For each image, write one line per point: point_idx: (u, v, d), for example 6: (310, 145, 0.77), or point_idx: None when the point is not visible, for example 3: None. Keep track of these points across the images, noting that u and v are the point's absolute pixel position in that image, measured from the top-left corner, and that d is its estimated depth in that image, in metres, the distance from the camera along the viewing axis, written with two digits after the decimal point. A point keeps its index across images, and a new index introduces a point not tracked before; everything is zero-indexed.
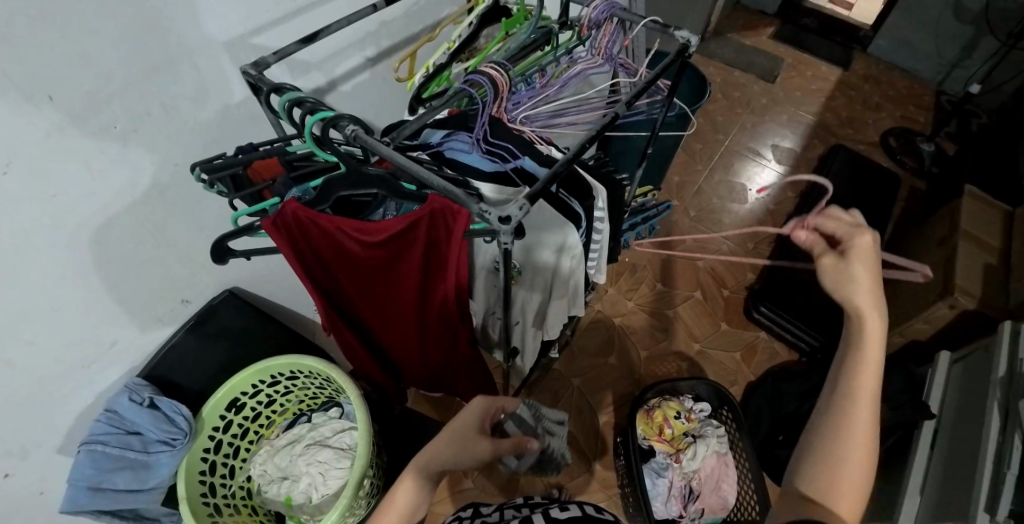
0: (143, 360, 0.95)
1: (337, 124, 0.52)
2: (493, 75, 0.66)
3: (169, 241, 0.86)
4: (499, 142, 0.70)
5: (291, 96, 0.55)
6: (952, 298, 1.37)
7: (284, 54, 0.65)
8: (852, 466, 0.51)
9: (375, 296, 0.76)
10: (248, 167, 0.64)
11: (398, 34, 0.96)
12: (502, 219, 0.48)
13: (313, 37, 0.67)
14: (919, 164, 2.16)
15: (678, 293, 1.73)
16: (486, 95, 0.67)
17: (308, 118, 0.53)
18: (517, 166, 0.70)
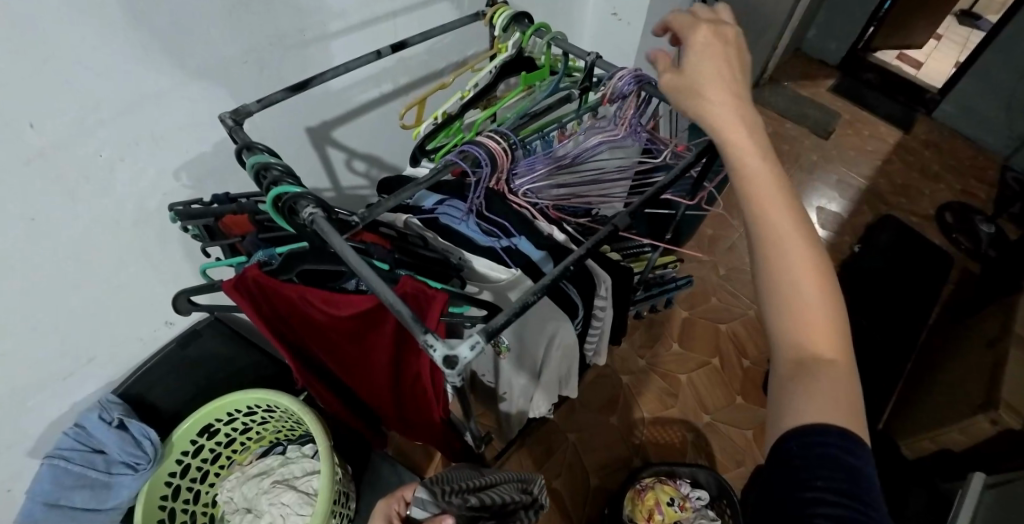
0: (119, 377, 0.93)
1: (297, 204, 0.48)
2: (493, 148, 0.59)
3: (154, 265, 0.84)
4: (494, 217, 0.65)
5: (259, 162, 0.52)
6: (994, 413, 1.23)
7: (269, 102, 0.61)
8: (818, 312, 0.39)
9: (346, 362, 0.72)
10: (220, 220, 0.61)
11: (419, 71, 0.91)
12: (447, 361, 0.39)
13: (304, 85, 0.63)
14: (975, 245, 1.99)
15: (693, 357, 1.64)
16: (483, 168, 0.59)
17: (269, 191, 0.49)
18: (511, 246, 0.65)
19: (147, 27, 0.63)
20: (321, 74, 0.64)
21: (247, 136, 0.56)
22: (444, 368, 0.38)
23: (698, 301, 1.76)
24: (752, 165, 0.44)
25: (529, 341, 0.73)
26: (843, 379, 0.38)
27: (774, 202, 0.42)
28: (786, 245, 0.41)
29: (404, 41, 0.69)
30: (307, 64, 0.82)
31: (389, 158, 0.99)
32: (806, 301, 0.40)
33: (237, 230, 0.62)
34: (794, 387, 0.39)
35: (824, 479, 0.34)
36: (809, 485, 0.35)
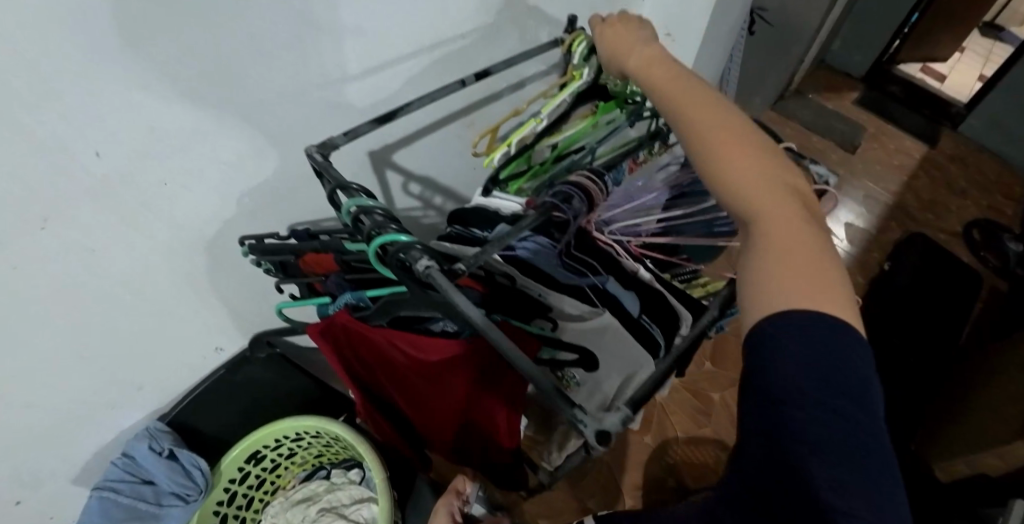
0: (166, 403, 0.90)
1: (410, 253, 0.45)
2: (586, 187, 0.57)
3: (210, 290, 0.82)
4: (583, 256, 0.65)
5: (360, 204, 0.49)
6: None
7: (354, 135, 0.58)
8: (773, 211, 0.42)
9: (416, 407, 0.69)
10: (300, 256, 0.58)
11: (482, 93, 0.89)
12: (599, 436, 0.37)
13: (390, 117, 0.60)
14: (1003, 263, 1.98)
15: (725, 375, 1.62)
16: (578, 207, 0.57)
17: (375, 239, 0.46)
18: (598, 285, 0.64)
19: (226, 59, 0.59)
20: (405, 106, 0.61)
21: (339, 175, 0.53)
22: (598, 445, 0.37)
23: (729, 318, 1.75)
24: (683, 103, 0.50)
25: (602, 384, 0.68)
26: (808, 264, 0.40)
27: (714, 120, 0.47)
28: (725, 157, 0.45)
29: (486, 69, 0.66)
30: (375, 90, 0.78)
31: (443, 180, 0.96)
32: (759, 202, 0.43)
33: (319, 268, 0.58)
34: (760, 282, 0.41)
35: (803, 386, 0.36)
36: (791, 370, 0.36)
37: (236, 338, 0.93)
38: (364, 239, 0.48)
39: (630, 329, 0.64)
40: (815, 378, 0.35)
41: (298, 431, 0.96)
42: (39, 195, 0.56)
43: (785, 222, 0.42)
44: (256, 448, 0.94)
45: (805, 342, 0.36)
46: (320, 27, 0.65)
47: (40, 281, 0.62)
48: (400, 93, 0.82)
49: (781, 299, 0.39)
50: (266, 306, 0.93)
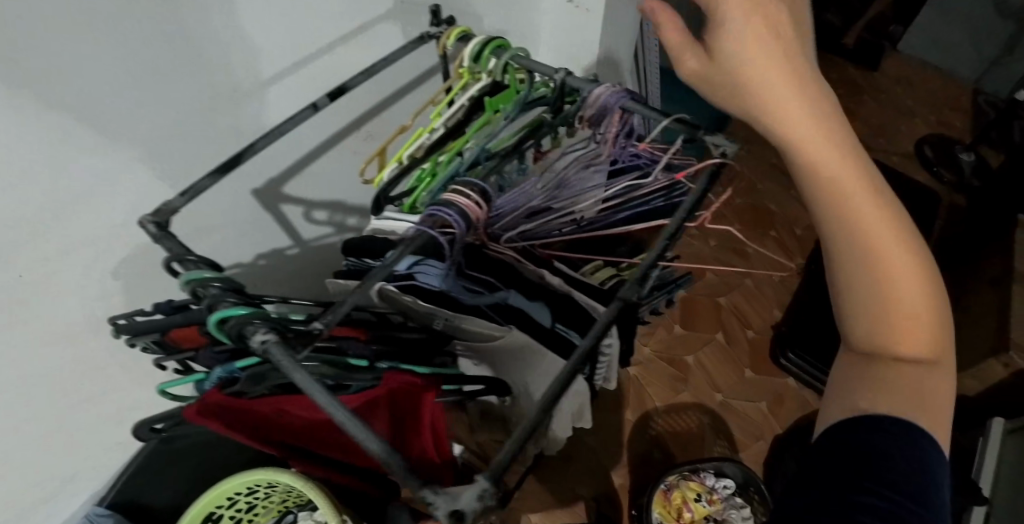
0: (106, 484, 0.87)
1: (247, 329, 0.40)
2: (464, 205, 0.49)
3: (122, 366, 0.77)
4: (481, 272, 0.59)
5: (196, 278, 0.44)
6: (1007, 356, 1.21)
7: (195, 193, 0.52)
8: (902, 279, 0.35)
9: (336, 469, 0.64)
10: (168, 335, 0.53)
11: (357, 91, 0.76)
12: (450, 515, 0.31)
13: (235, 161, 0.53)
14: (958, 177, 1.96)
15: (698, 337, 1.64)
16: (456, 231, 0.49)
17: (211, 316, 0.42)
18: (503, 299, 0.60)
19: (53, 126, 0.52)
20: (250, 147, 0.53)
21: (179, 245, 0.48)
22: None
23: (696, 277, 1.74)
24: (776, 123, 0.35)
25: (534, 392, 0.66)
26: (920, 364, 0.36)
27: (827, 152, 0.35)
28: (852, 220, 0.35)
29: (343, 83, 0.58)
30: (240, 124, 0.68)
31: (352, 201, 0.90)
32: (875, 283, 0.35)
33: (189, 342, 0.53)
34: (865, 341, 0.37)
35: (887, 481, 0.30)
36: (895, 464, 0.31)
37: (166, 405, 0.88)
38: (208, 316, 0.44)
39: (545, 343, 0.59)
40: (906, 479, 0.30)
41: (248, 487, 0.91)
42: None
43: (906, 303, 0.35)
44: (209, 511, 0.91)
45: (905, 449, 0.32)
46: (147, 65, 0.56)
47: None
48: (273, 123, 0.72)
49: (864, 397, 0.36)
50: None
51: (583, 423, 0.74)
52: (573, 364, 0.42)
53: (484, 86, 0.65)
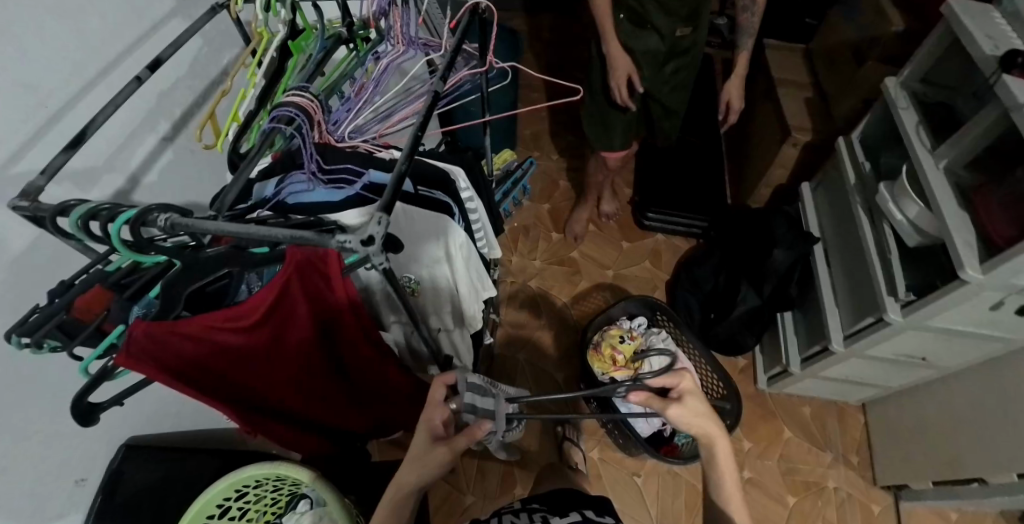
0: None
1: (148, 219, 0.46)
2: (301, 102, 0.64)
3: (35, 426, 0.72)
4: (336, 168, 0.68)
5: (84, 211, 0.47)
6: (793, 137, 1.53)
7: (55, 169, 0.53)
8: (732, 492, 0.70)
9: (274, 367, 0.68)
10: (72, 307, 0.54)
11: (163, 69, 0.78)
12: (365, 242, 0.43)
13: (82, 137, 0.54)
14: (722, 39, 2.33)
15: (574, 235, 1.78)
16: (302, 125, 0.64)
17: (111, 227, 0.46)
18: (367, 182, 0.67)
19: None
20: (90, 121, 0.55)
21: (49, 205, 0.50)
22: (365, 249, 0.42)
23: (551, 190, 1.89)
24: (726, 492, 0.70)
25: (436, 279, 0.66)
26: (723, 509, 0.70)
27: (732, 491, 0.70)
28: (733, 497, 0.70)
29: (158, 58, 0.62)
30: (64, 139, 0.68)
31: (195, 197, 0.92)
32: None
33: (97, 305, 0.55)
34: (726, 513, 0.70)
35: None
36: None
37: (97, 459, 0.84)
38: (109, 240, 0.48)
39: (417, 203, 0.73)
40: None
41: (233, 490, 0.90)
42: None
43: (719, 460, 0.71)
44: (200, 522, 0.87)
45: None
46: None
47: None
48: (109, 133, 0.72)
49: None
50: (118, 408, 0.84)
51: (490, 290, 0.84)
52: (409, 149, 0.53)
53: (282, 32, 0.73)
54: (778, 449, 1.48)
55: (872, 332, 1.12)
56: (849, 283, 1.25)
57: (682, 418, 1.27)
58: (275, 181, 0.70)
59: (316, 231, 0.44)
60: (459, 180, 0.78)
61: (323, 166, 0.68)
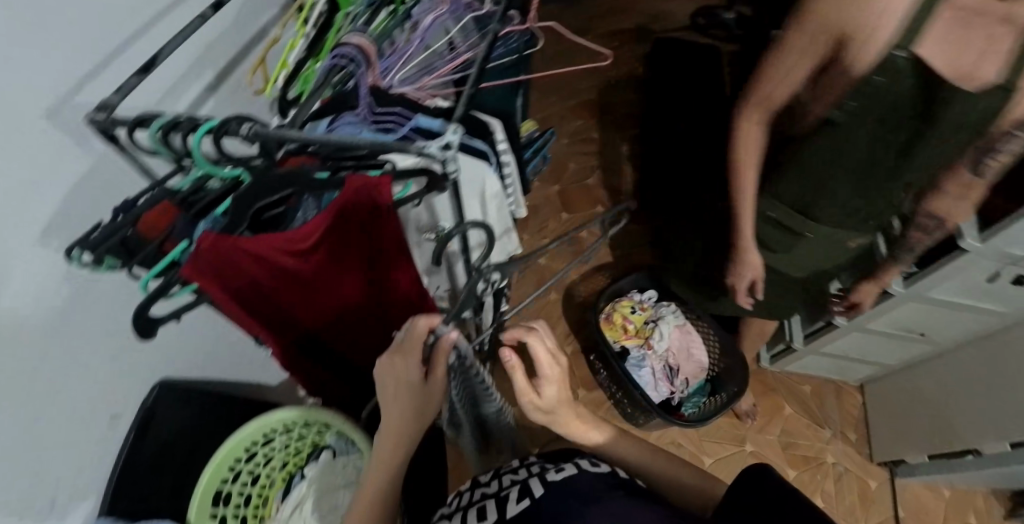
0: (98, 496, 0.83)
1: (229, 129, 0.51)
2: (359, 42, 0.68)
3: (76, 357, 0.73)
4: (387, 112, 0.72)
5: (164, 123, 0.52)
6: None
7: (128, 90, 0.56)
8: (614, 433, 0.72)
9: (321, 292, 0.72)
10: (138, 223, 0.57)
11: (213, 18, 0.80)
12: (444, 149, 0.49)
13: (152, 64, 0.58)
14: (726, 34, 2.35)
15: (583, 214, 1.83)
16: (357, 66, 0.69)
17: (195, 136, 0.50)
18: (413, 126, 0.69)
19: None
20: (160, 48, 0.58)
21: (127, 119, 0.54)
22: (446, 153, 0.48)
23: (560, 172, 1.94)
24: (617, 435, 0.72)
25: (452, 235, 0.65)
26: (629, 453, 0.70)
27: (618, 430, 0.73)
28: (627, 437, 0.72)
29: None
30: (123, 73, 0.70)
31: None
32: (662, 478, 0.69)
33: (161, 224, 0.59)
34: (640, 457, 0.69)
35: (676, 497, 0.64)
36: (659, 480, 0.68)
37: (130, 397, 0.85)
38: (191, 152, 0.53)
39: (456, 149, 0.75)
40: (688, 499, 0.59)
41: (259, 437, 0.93)
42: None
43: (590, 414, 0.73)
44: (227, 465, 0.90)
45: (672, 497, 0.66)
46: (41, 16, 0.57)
47: None
48: (161, 72, 0.73)
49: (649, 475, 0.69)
50: (148, 351, 0.85)
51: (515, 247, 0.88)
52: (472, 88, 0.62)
53: None
54: (778, 422, 1.52)
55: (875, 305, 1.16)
56: None
57: (688, 388, 1.30)
58: (326, 121, 0.72)
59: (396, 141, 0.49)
60: (496, 132, 0.81)
61: (374, 112, 0.72)
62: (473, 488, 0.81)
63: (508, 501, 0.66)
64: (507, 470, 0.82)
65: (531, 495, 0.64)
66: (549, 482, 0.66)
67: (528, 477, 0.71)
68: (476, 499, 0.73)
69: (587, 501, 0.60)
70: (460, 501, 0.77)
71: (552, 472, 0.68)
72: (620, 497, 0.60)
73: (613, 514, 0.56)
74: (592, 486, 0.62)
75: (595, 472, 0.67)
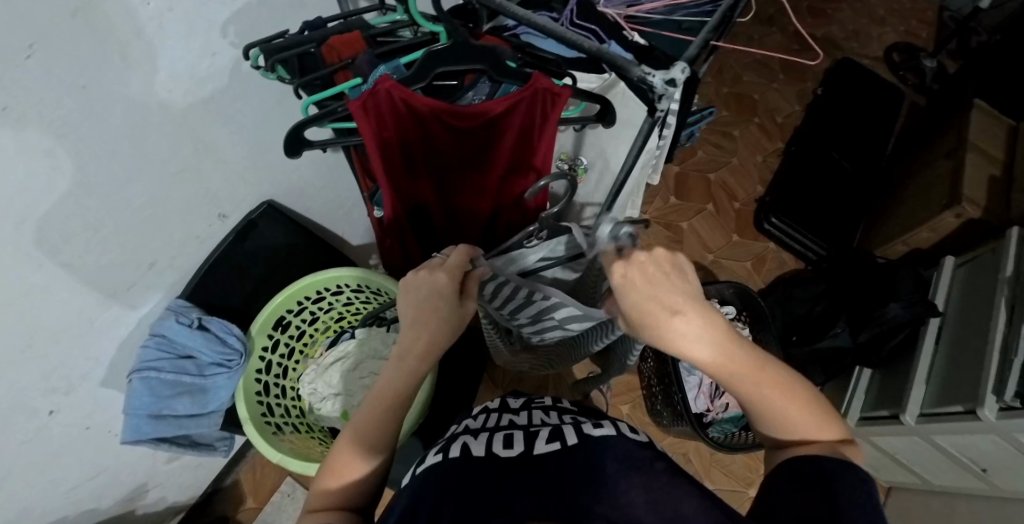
0: (185, 280, 0.88)
1: None
2: None
3: (207, 147, 0.76)
4: (586, 24, 0.70)
5: None
6: (959, 207, 1.35)
7: None
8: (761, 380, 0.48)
9: (465, 188, 0.74)
10: (323, 44, 0.57)
11: None
12: (667, 82, 0.45)
13: None
14: (921, 80, 2.06)
15: (691, 206, 1.76)
16: None
17: None
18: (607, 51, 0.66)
19: None
20: None
21: None
22: (667, 88, 0.45)
23: (687, 156, 1.86)
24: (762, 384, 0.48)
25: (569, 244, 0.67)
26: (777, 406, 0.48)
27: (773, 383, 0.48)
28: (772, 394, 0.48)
29: None
30: None
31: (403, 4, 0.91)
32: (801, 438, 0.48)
33: (346, 52, 0.58)
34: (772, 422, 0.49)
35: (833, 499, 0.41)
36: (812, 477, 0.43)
37: (237, 204, 0.89)
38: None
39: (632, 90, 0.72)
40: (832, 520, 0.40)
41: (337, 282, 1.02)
42: (23, 13, 0.48)
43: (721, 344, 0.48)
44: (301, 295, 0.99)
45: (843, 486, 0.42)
46: None
47: (47, 124, 0.56)
48: None
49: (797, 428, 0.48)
50: (261, 166, 0.88)
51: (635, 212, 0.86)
52: (707, 33, 0.56)
53: None
54: None
55: (956, 420, 1.06)
56: (948, 369, 1.17)
57: (726, 413, 1.26)
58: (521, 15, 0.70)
59: (619, 55, 0.46)
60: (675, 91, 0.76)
61: (574, 20, 0.70)
62: (500, 412, 0.79)
63: (536, 437, 0.62)
64: (539, 405, 0.81)
65: (561, 442, 0.59)
66: (583, 435, 0.61)
67: (563, 425, 0.67)
68: (502, 425, 0.69)
69: (625, 468, 0.53)
70: (484, 420, 0.74)
71: (589, 427, 0.63)
72: (656, 470, 0.53)
73: (653, 488, 0.50)
74: (627, 454, 0.56)
75: (632, 439, 0.60)
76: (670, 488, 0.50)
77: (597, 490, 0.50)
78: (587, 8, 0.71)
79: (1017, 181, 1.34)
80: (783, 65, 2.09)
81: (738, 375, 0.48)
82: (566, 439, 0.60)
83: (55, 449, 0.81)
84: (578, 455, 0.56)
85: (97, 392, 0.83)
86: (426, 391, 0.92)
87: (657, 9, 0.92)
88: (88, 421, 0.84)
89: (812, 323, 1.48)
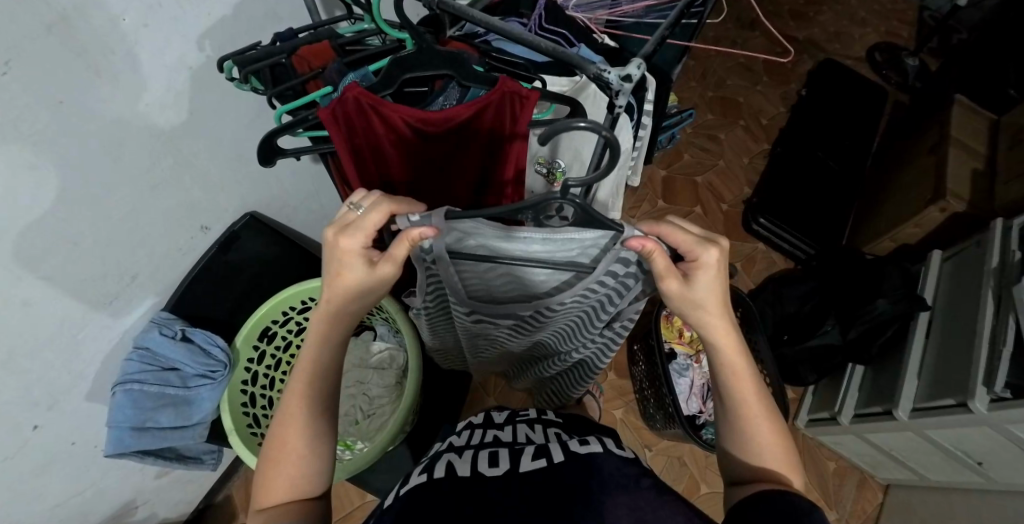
0: (168, 291, 0.88)
1: None
2: None
3: (188, 159, 0.77)
4: (554, 29, 0.71)
5: None
6: (944, 201, 1.36)
7: None
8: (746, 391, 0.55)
9: (441, 183, 0.73)
10: (294, 54, 0.58)
11: None
12: (622, 79, 0.46)
13: None
14: (903, 78, 2.08)
15: (679, 208, 1.77)
16: None
17: None
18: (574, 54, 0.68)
19: None
20: None
21: None
22: (622, 84, 0.46)
23: (673, 159, 1.87)
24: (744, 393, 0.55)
25: (579, 237, 0.53)
26: (748, 419, 0.55)
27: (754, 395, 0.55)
28: (749, 402, 0.55)
29: None
30: None
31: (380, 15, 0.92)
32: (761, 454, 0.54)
33: (316, 61, 0.59)
34: (736, 434, 0.56)
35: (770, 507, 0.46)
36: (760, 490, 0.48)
37: (220, 215, 0.90)
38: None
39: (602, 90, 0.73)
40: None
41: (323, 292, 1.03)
42: None
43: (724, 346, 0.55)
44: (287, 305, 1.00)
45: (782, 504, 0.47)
46: None
47: (24, 138, 0.56)
48: None
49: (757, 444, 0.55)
50: (242, 177, 0.89)
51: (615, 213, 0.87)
52: (666, 29, 0.57)
53: None
54: None
55: (946, 413, 1.06)
56: (937, 364, 1.17)
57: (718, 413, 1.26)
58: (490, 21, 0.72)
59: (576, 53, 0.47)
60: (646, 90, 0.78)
61: (541, 25, 0.72)
62: (485, 427, 0.78)
63: (523, 453, 0.62)
64: (524, 419, 0.81)
65: (548, 459, 0.59)
66: (571, 453, 0.61)
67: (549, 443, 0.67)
68: (486, 442, 0.69)
69: (611, 487, 0.53)
70: (468, 437, 0.73)
71: (576, 445, 0.63)
72: (643, 488, 0.54)
73: (638, 507, 0.50)
74: (615, 472, 0.56)
75: (620, 456, 0.61)
76: (656, 504, 0.51)
77: (579, 508, 0.50)
78: (555, 12, 0.73)
79: (1000, 175, 1.35)
80: (766, 68, 2.11)
81: (730, 373, 0.55)
82: (552, 457, 0.60)
83: (40, 464, 0.81)
84: (568, 470, 0.57)
85: (82, 406, 0.83)
86: (410, 398, 0.92)
87: (629, 12, 0.93)
88: (73, 434, 0.84)
89: (802, 322, 1.48)
